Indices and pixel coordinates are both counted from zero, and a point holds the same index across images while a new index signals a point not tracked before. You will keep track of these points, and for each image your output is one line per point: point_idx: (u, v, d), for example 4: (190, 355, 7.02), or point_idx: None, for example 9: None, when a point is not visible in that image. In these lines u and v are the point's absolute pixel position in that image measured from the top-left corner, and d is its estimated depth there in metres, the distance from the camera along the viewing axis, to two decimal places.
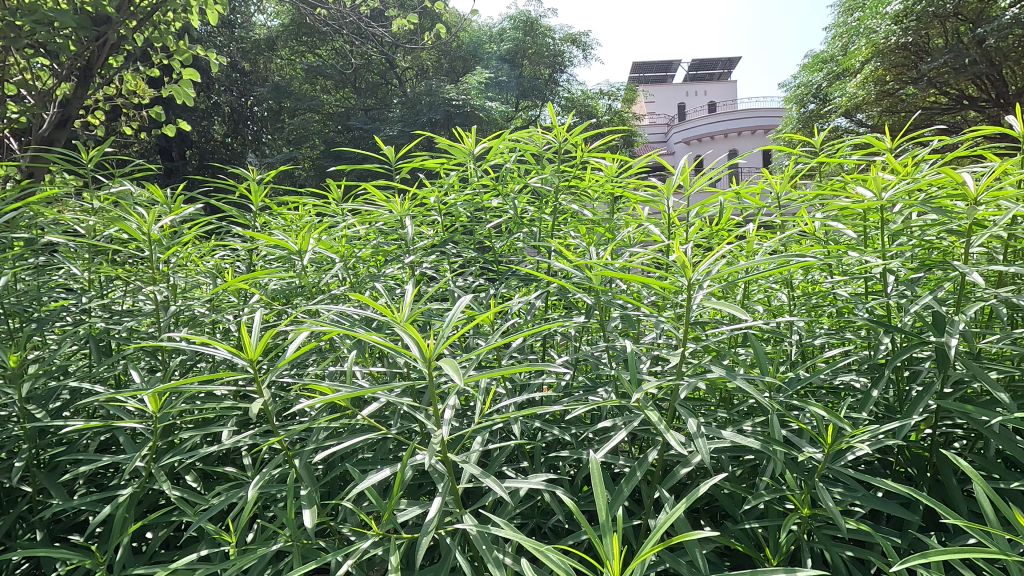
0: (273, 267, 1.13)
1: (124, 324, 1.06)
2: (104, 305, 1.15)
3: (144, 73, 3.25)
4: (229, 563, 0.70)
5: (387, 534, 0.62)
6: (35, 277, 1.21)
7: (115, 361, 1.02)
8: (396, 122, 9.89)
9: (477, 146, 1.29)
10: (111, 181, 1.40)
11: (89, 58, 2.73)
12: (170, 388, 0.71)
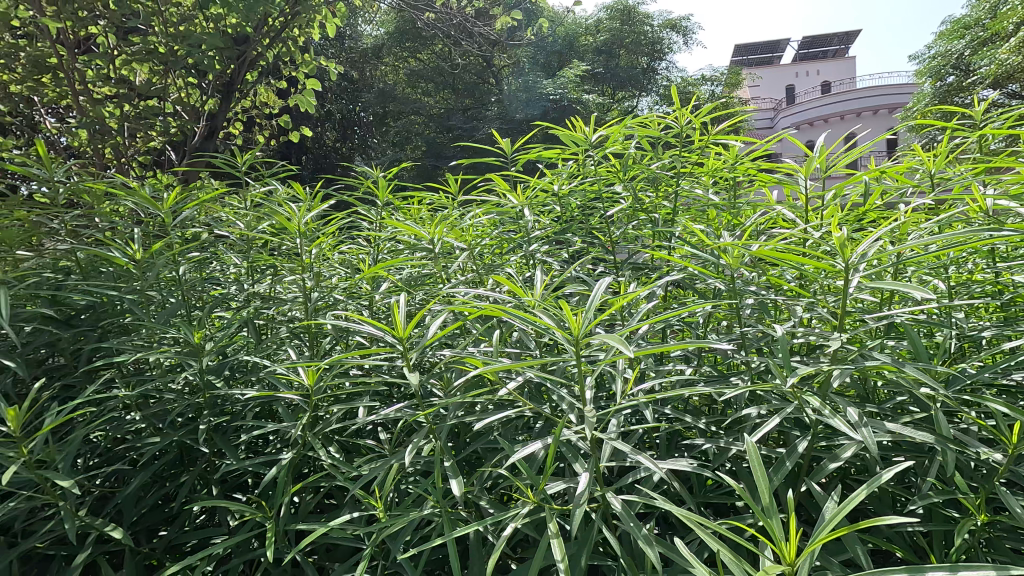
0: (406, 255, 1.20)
1: (278, 308, 1.18)
2: (258, 293, 1.29)
3: (275, 85, 3.58)
4: (382, 524, 0.77)
5: (539, 503, 0.66)
6: (203, 268, 1.38)
7: (276, 340, 1.13)
8: (494, 120, 10.10)
9: (594, 135, 1.29)
10: (258, 182, 1.56)
11: (231, 74, 3.09)
12: (334, 362, 0.79)
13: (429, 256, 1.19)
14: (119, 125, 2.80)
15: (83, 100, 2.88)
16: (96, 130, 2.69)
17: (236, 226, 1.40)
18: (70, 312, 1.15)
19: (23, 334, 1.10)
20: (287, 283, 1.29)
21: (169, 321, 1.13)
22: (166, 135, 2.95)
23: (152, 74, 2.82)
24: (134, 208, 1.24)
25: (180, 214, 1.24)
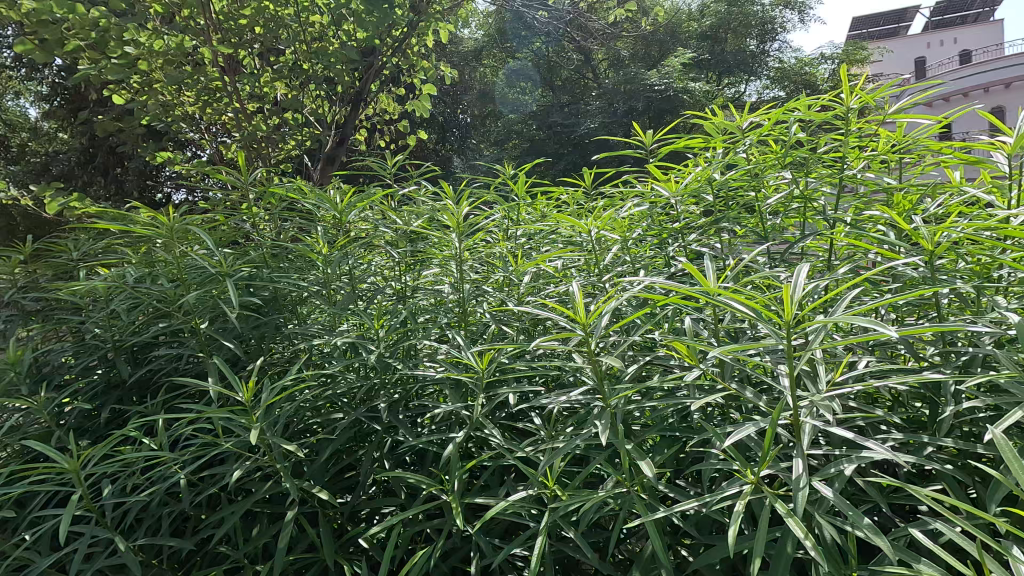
0: (564, 249, 1.24)
1: (442, 299, 1.27)
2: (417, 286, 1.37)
3: (395, 93, 3.79)
4: (566, 500, 0.82)
5: (753, 484, 0.71)
6: (369, 262, 1.47)
7: (441, 329, 1.22)
8: (596, 114, 10.02)
9: (745, 122, 1.25)
10: (407, 182, 1.64)
11: (360, 85, 3.32)
12: (527, 342, 0.88)
13: (586, 249, 1.22)
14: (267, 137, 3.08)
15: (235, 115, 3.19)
16: (248, 146, 3.06)
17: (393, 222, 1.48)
18: (264, 301, 1.31)
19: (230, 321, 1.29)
20: (438, 275, 1.38)
21: (346, 308, 1.26)
22: (306, 143, 3.25)
23: (295, 90, 3.12)
24: (312, 208, 1.40)
25: (350, 215, 1.40)
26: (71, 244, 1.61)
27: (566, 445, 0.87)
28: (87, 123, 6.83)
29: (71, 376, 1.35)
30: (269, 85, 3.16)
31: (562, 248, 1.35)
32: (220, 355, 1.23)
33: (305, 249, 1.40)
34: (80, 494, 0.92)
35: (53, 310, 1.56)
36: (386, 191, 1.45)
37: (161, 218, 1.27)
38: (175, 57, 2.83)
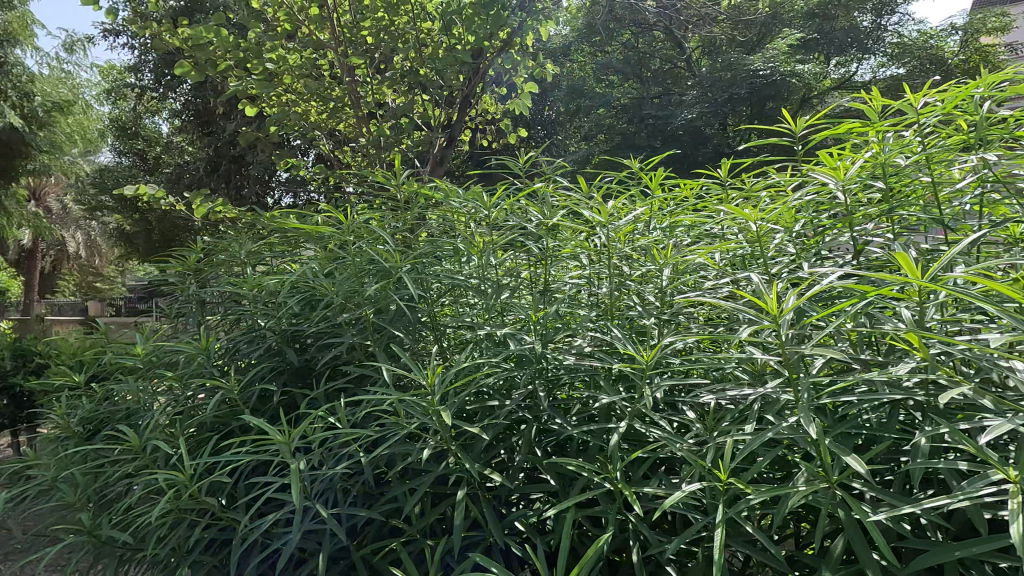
0: (723, 244, 1.26)
1: (597, 292, 1.33)
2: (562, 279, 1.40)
3: (497, 93, 3.81)
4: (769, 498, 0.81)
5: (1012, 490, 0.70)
6: (510, 257, 1.49)
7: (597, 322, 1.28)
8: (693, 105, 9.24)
9: (920, 101, 1.19)
10: (542, 180, 1.64)
11: (468, 87, 3.40)
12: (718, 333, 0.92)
13: (746, 242, 1.24)
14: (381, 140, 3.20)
15: (351, 122, 3.31)
16: (370, 146, 3.19)
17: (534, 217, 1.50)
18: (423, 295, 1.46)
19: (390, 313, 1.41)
20: (585, 271, 1.42)
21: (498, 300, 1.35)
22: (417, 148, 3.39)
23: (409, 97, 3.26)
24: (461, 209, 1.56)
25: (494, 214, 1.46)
26: (246, 247, 1.85)
27: (760, 440, 0.87)
28: (214, 136, 7.50)
29: (242, 362, 1.50)
30: (388, 95, 3.37)
31: (713, 242, 1.38)
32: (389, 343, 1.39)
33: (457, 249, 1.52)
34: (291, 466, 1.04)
35: (227, 305, 1.76)
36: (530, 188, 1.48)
37: (344, 220, 1.62)
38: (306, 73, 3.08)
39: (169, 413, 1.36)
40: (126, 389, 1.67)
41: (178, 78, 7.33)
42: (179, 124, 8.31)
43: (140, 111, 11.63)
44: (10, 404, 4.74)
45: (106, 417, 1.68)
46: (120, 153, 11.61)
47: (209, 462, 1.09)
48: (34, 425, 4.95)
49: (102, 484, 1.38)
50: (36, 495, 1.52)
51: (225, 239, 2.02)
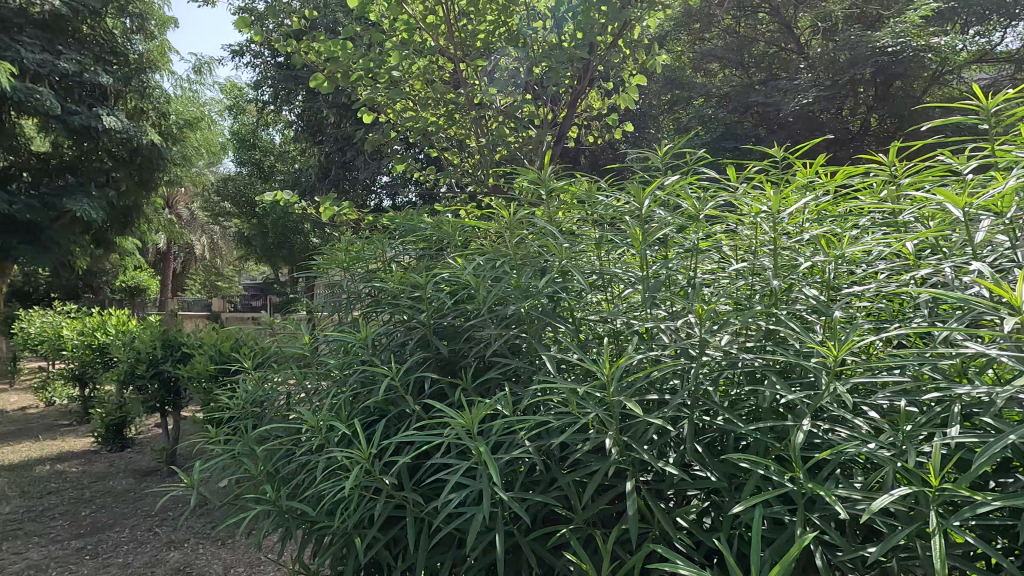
0: (917, 234, 1.20)
1: (765, 284, 1.29)
2: (722, 271, 1.40)
3: (604, 87, 3.78)
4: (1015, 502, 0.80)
5: None
6: (660, 251, 1.46)
7: (769, 314, 1.25)
8: (808, 88, 8.34)
9: None
10: (685, 170, 1.62)
11: (579, 86, 3.44)
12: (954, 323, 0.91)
13: (945, 227, 1.19)
14: (496, 142, 3.31)
15: (467, 126, 3.42)
16: (489, 147, 3.28)
17: (683, 206, 1.50)
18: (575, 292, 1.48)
19: (541, 308, 1.45)
20: (747, 267, 1.39)
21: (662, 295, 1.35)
22: (531, 147, 3.44)
23: (524, 98, 3.32)
24: (607, 203, 1.55)
25: (649, 210, 1.43)
26: (390, 247, 1.98)
27: (1000, 448, 0.84)
28: (325, 144, 8.01)
29: (396, 352, 1.61)
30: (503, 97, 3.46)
31: (896, 232, 1.32)
32: (539, 333, 1.43)
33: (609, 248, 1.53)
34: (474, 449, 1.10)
35: (377, 301, 1.89)
36: (683, 178, 1.48)
37: (505, 214, 1.65)
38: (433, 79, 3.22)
39: (341, 397, 1.49)
40: (293, 376, 1.84)
41: (293, 92, 7.90)
42: (294, 134, 8.96)
43: (257, 124, 12.65)
44: (161, 387, 5.32)
45: (275, 400, 1.85)
46: (239, 163, 12.71)
47: (399, 439, 1.22)
48: (180, 407, 5.52)
49: (283, 459, 1.54)
50: (222, 467, 1.71)
51: (368, 239, 2.17)
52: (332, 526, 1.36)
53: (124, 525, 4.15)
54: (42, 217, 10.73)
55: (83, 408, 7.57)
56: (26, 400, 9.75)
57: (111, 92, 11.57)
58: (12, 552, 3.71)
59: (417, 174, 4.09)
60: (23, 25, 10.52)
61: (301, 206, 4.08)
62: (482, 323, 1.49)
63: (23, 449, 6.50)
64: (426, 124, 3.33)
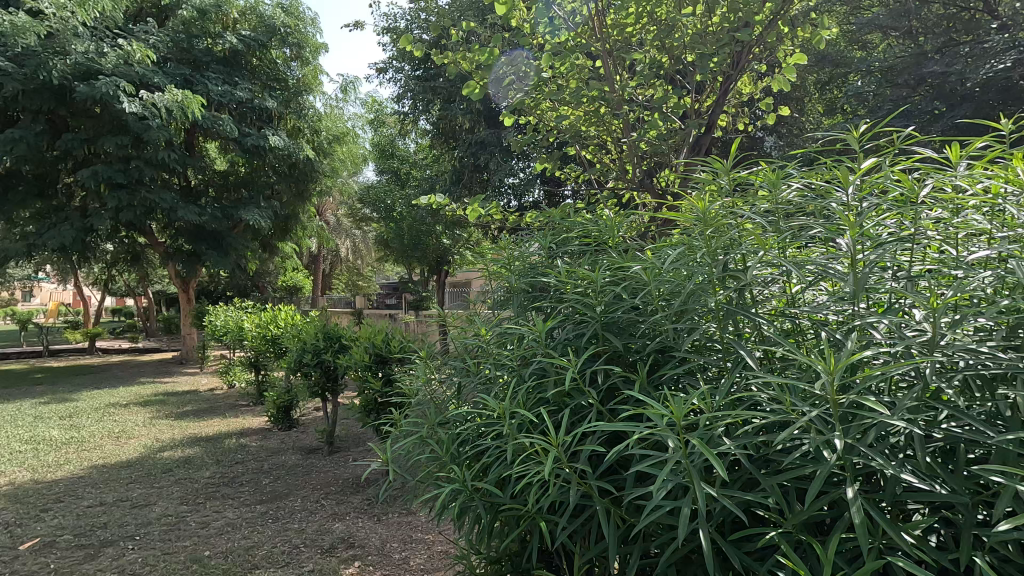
0: None
1: (1014, 276, 1.15)
2: (951, 261, 1.27)
3: (758, 70, 3.56)
4: None
5: None
6: (874, 240, 1.34)
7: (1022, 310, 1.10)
8: (1003, 49, 7.04)
9: None
10: (893, 152, 1.49)
11: (733, 71, 3.28)
12: None
13: None
14: (647, 138, 3.29)
15: (615, 123, 3.42)
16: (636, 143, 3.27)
17: (897, 193, 1.37)
18: (767, 288, 1.46)
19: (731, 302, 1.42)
20: (985, 256, 1.24)
21: (878, 288, 1.26)
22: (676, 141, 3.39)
23: (670, 91, 3.28)
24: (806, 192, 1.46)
25: (857, 200, 1.38)
26: (552, 246, 2.04)
27: None
28: (459, 150, 8.42)
29: (569, 345, 1.66)
30: (646, 92, 3.44)
31: None
32: (730, 330, 1.40)
33: (805, 242, 1.48)
34: (682, 442, 1.10)
35: (541, 299, 1.96)
36: (900, 162, 1.35)
37: (696, 207, 1.60)
38: (581, 78, 3.27)
39: (523, 387, 1.56)
40: (465, 367, 1.96)
41: (430, 103, 8.39)
42: (430, 141, 9.52)
43: (395, 134, 13.64)
44: (323, 374, 5.89)
45: (449, 388, 1.98)
46: (379, 171, 13.76)
47: (598, 428, 1.24)
48: (338, 393, 6.07)
49: (466, 443, 1.65)
50: (407, 448, 1.86)
51: (528, 238, 2.26)
52: (520, 509, 1.44)
53: (298, 495, 4.66)
54: (224, 226, 12.49)
55: (258, 391, 8.67)
56: (212, 382, 11.38)
57: (276, 114, 13.15)
58: (215, 511, 4.33)
59: (556, 172, 4.15)
60: (210, 62, 12.33)
61: (448, 208, 4.33)
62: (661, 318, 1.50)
63: (214, 424, 7.60)
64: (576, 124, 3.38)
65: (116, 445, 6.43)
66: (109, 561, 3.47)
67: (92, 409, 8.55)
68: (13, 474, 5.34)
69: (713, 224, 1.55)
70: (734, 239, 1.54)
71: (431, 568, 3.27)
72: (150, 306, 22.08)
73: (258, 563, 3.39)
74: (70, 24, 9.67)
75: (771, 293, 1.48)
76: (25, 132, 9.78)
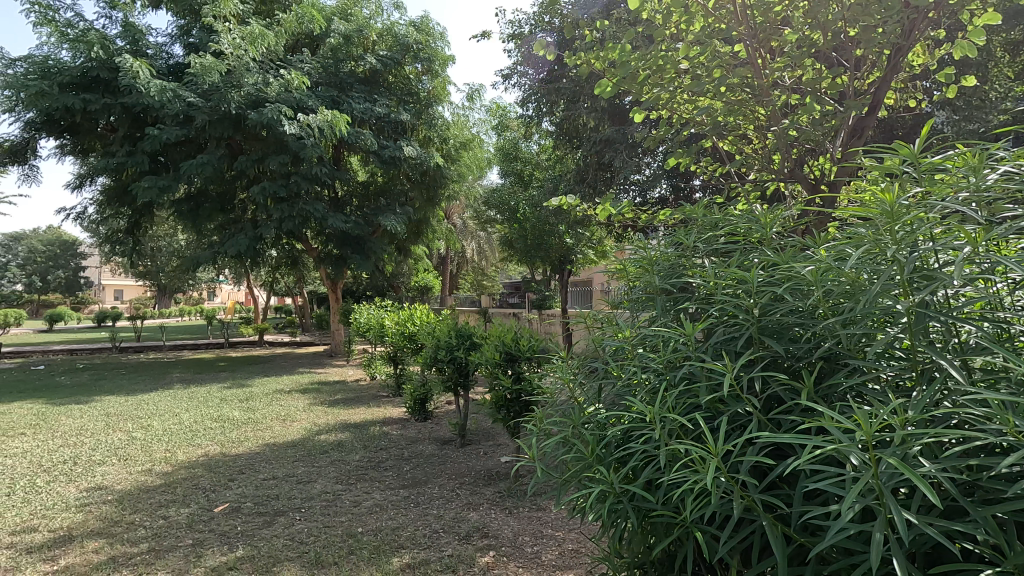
0: None
1: None
2: None
3: (931, 37, 3.15)
4: None
5: None
6: None
7: None
8: None
9: None
10: None
11: (901, 43, 2.95)
12: None
13: None
14: (802, 125, 3.06)
15: (763, 110, 3.23)
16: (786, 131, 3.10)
17: None
18: (964, 290, 1.31)
19: (923, 307, 1.28)
20: None
21: None
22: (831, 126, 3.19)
23: (825, 70, 3.05)
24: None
25: None
26: (697, 245, 1.95)
27: None
28: (583, 148, 8.40)
29: (722, 349, 1.60)
30: (794, 75, 3.26)
31: None
32: (921, 337, 1.26)
33: (1017, 236, 1.30)
34: (873, 460, 1.03)
35: (685, 300, 1.89)
36: None
37: (886, 199, 1.42)
38: (725, 67, 3.14)
39: (674, 393, 1.53)
40: (606, 368, 1.94)
41: (554, 104, 8.48)
42: (554, 142, 9.61)
43: (518, 137, 13.95)
44: (456, 370, 6.15)
45: (589, 388, 1.97)
46: (503, 174, 14.17)
47: (771, 439, 1.19)
48: (469, 389, 6.27)
49: (611, 445, 1.65)
50: (547, 445, 1.89)
51: (667, 236, 2.19)
52: (674, 516, 1.42)
53: (435, 483, 4.96)
54: (365, 231, 13.66)
55: (396, 384, 9.37)
56: (357, 374, 12.52)
57: (409, 126, 14.11)
58: (365, 491, 4.75)
59: (689, 166, 3.98)
60: (353, 83, 13.59)
61: (578, 208, 4.34)
62: (832, 321, 1.40)
63: (360, 412, 8.34)
64: (719, 115, 3.22)
65: (283, 427, 7.32)
66: (282, 528, 3.96)
67: (262, 394, 9.83)
68: (207, 447, 6.31)
69: (902, 218, 1.39)
70: (927, 234, 1.37)
71: (563, 566, 3.29)
72: (304, 305, 24.83)
73: (404, 543, 3.66)
74: (244, 60, 11.20)
75: (970, 296, 1.32)
76: (211, 156, 11.50)
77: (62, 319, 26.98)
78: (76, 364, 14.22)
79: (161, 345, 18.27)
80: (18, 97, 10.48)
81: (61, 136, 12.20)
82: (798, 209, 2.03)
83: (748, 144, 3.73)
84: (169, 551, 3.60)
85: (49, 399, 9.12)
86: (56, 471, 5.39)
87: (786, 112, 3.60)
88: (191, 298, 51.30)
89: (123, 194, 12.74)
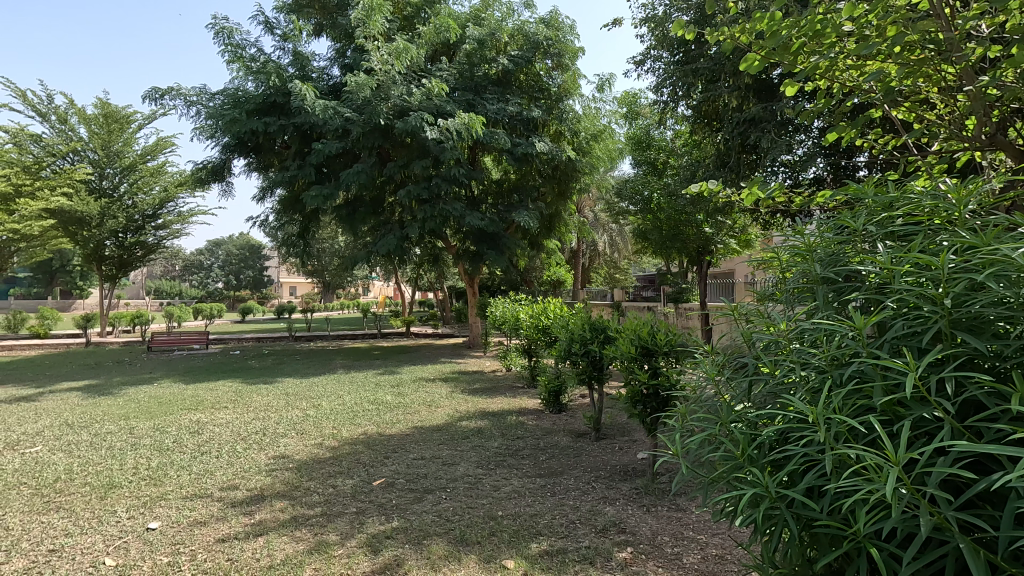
0: None
1: None
2: None
3: None
4: None
5: None
6: None
7: None
8: None
9: None
10: None
11: None
12: None
13: None
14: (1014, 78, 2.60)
15: (953, 66, 2.78)
16: (983, 89, 2.67)
17: None
18: None
19: None
20: None
21: None
22: None
23: None
24: None
25: None
26: (867, 227, 1.71)
27: None
28: (725, 131, 7.88)
29: (901, 345, 1.41)
30: (995, 22, 2.79)
31: None
32: None
33: None
34: None
35: (853, 290, 1.69)
36: None
37: None
38: (901, 23, 2.75)
39: (841, 391, 1.38)
40: (757, 365, 1.79)
41: (690, 86, 8.05)
42: (691, 126, 9.12)
43: (651, 124, 13.42)
44: (590, 364, 6.09)
45: (736, 386, 1.84)
46: (635, 164, 13.76)
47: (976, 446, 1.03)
48: (603, 383, 6.17)
49: (764, 446, 1.53)
50: (690, 443, 1.80)
51: (828, 220, 1.97)
52: (842, 528, 1.28)
53: (571, 474, 5.01)
54: (500, 227, 14.15)
55: (531, 374, 9.60)
56: (494, 365, 13.07)
57: (540, 123, 14.33)
58: (504, 477, 4.95)
59: (852, 141, 3.53)
60: (488, 85, 14.10)
61: (720, 193, 4.00)
62: None
63: (499, 401, 8.69)
64: (895, 80, 2.82)
65: (429, 411, 7.89)
66: (430, 505, 4.28)
67: (410, 380, 10.71)
68: (366, 426, 7.01)
69: None
70: None
71: (708, 570, 3.14)
72: (446, 299, 26.40)
73: (541, 531, 3.75)
74: (391, 74, 12.13)
75: None
76: (365, 165, 12.69)
77: (252, 312, 31.73)
78: (264, 350, 16.61)
79: (327, 336, 20.68)
80: (217, 125, 12.48)
81: (249, 156, 14.29)
82: (1001, 181, 1.72)
83: (933, 111, 3.26)
84: (338, 517, 4.07)
85: (243, 379, 10.85)
86: (251, 440, 6.37)
87: (983, 69, 3.13)
88: (351, 294, 57.39)
89: (296, 202, 14.60)
